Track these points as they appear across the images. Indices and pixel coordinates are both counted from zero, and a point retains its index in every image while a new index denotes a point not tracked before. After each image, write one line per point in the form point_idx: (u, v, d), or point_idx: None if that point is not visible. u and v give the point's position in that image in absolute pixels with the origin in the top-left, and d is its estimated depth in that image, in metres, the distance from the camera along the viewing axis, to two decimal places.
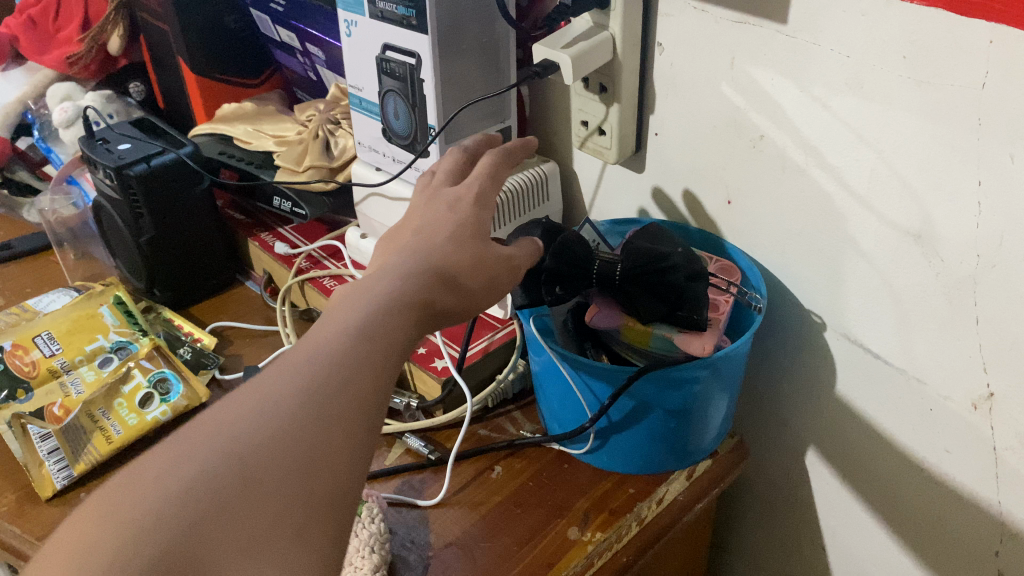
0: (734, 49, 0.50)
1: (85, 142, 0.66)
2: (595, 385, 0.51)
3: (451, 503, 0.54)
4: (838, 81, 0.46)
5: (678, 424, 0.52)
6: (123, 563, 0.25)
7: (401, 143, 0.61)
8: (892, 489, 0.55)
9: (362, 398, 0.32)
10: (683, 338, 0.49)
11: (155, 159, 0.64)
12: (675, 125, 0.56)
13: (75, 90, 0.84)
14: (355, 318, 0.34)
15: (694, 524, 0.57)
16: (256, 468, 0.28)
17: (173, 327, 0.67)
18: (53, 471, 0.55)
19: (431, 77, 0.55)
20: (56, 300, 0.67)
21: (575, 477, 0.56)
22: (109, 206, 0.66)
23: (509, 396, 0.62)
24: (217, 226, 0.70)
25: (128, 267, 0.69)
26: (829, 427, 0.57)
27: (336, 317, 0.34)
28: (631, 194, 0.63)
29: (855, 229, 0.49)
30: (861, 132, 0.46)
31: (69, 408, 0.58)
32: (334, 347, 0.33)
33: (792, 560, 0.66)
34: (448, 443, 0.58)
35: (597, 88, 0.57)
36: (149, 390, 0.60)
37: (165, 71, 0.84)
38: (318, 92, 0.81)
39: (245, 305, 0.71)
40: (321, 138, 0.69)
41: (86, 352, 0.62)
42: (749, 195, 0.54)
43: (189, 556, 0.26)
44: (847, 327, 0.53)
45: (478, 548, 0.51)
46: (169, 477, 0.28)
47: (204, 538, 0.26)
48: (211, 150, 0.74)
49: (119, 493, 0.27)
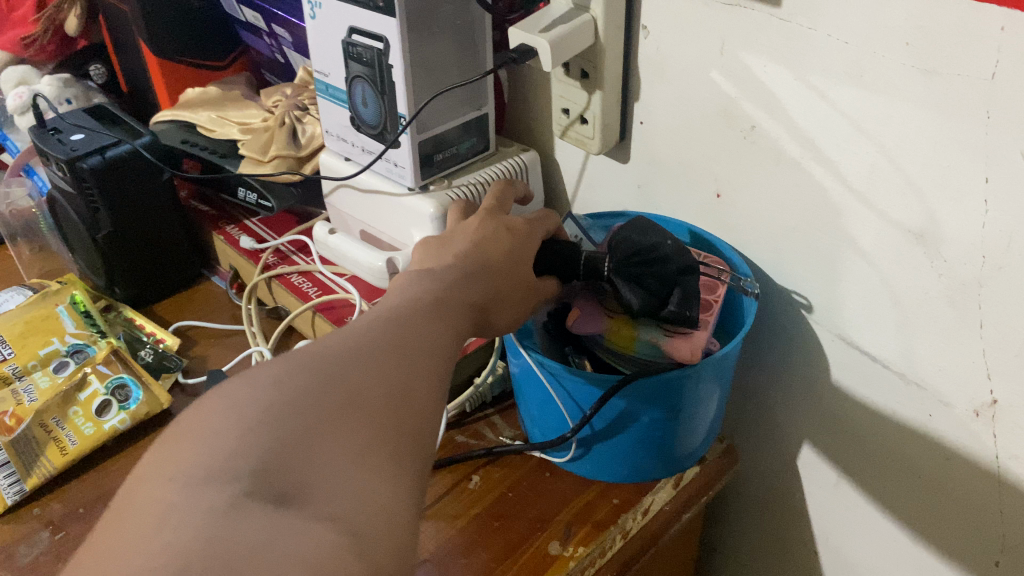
0: (725, 33, 0.47)
1: (35, 132, 0.62)
2: (576, 393, 0.48)
3: (426, 516, 0.51)
4: (836, 69, 0.43)
5: (665, 432, 0.49)
6: (232, 461, 0.24)
7: (371, 133, 0.58)
8: (889, 495, 0.52)
9: (426, 360, 0.31)
10: (671, 342, 0.46)
11: (111, 150, 0.60)
12: (661, 113, 0.53)
13: (30, 74, 0.79)
14: (420, 299, 0.35)
15: (682, 534, 0.54)
16: (358, 389, 0.28)
17: (135, 327, 0.64)
18: (3, 487, 0.51)
19: (400, 62, 0.52)
20: (8, 301, 0.63)
21: (557, 487, 0.53)
22: (63, 199, 0.62)
23: (488, 399, 0.59)
24: (180, 220, 0.67)
25: (87, 263, 0.66)
26: (822, 431, 0.55)
27: (385, 303, 0.34)
28: (615, 184, 0.59)
29: (853, 227, 0.46)
30: (859, 124, 0.43)
31: (21, 416, 0.54)
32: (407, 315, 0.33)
33: (782, 564, 0.63)
34: (423, 451, 0.56)
35: (579, 74, 0.53)
36: (107, 396, 0.56)
37: (126, 53, 0.80)
38: (286, 76, 0.77)
39: (211, 301, 0.67)
40: (287, 125, 0.65)
41: (40, 356, 0.58)
42: (740, 189, 0.51)
43: (305, 443, 0.25)
44: (843, 328, 0.50)
45: (455, 564, 0.48)
46: (269, 388, 0.27)
47: (318, 434, 0.26)
48: (173, 138, 0.70)
49: (191, 426, 0.26)
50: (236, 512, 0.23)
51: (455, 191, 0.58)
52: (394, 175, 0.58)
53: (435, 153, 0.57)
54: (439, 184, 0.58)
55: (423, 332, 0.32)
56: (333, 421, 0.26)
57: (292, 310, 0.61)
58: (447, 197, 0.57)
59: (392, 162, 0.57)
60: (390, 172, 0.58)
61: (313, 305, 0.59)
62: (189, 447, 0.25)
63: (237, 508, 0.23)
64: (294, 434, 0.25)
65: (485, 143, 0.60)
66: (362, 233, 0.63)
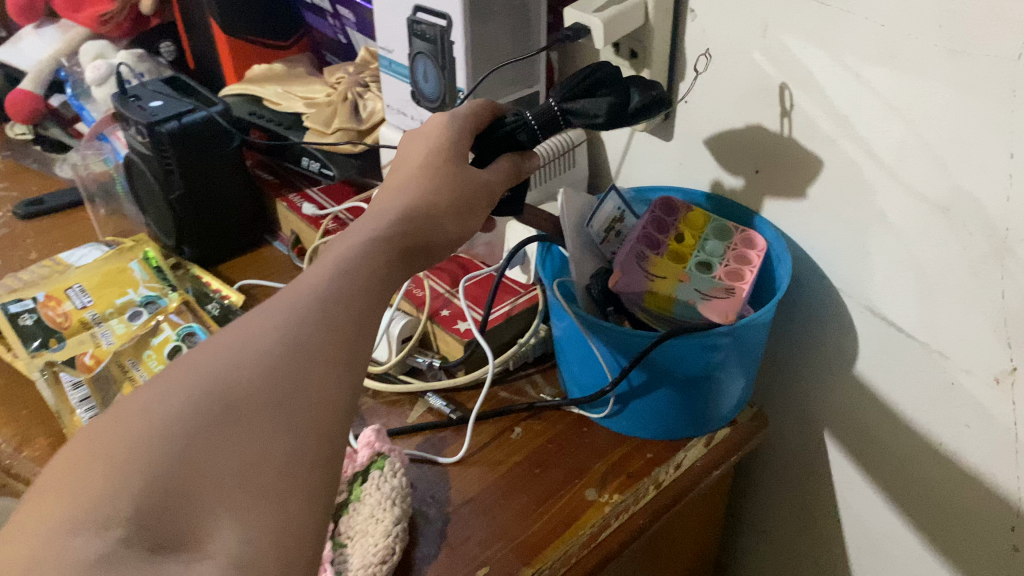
0: (768, 16, 0.50)
1: (118, 98, 0.67)
2: (616, 349, 0.51)
3: (471, 461, 0.55)
4: (871, 50, 0.46)
5: (698, 391, 0.53)
6: (106, 502, 0.25)
7: (429, 106, 0.62)
8: (909, 462, 0.55)
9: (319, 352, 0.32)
10: (708, 305, 0.50)
11: (188, 116, 0.65)
12: (704, 93, 0.56)
13: (107, 49, 0.85)
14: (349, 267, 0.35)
15: (711, 491, 0.57)
16: (241, 401, 0.29)
17: (202, 284, 0.68)
18: (83, 418, 0.55)
19: (461, 39, 0.56)
20: (88, 254, 0.69)
21: (593, 440, 0.56)
22: (140, 162, 0.67)
23: (529, 360, 0.63)
24: (246, 186, 0.71)
25: (159, 224, 0.70)
26: (847, 400, 0.57)
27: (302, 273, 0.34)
28: (658, 162, 0.63)
29: (882, 201, 0.49)
30: (892, 102, 0.46)
31: (99, 357, 0.59)
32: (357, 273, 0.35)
33: (804, 533, 0.66)
34: (469, 404, 0.59)
35: (628, 54, 0.57)
36: (177, 343, 0.60)
37: (196, 32, 0.85)
38: (347, 56, 0.81)
39: (272, 263, 0.72)
40: (349, 100, 0.70)
41: (116, 305, 0.63)
42: (778, 165, 0.54)
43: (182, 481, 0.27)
44: (870, 299, 0.53)
45: (497, 504, 0.52)
46: (142, 418, 0.28)
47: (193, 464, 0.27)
48: (241, 111, 0.74)
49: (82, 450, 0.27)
50: (107, 563, 0.24)
51: None
52: None
53: None
54: None
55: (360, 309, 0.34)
56: (219, 436, 0.28)
57: None
58: None
59: None
60: None
61: None
62: (69, 489, 0.26)
63: (109, 558, 0.24)
64: (183, 450, 0.27)
65: None
66: None
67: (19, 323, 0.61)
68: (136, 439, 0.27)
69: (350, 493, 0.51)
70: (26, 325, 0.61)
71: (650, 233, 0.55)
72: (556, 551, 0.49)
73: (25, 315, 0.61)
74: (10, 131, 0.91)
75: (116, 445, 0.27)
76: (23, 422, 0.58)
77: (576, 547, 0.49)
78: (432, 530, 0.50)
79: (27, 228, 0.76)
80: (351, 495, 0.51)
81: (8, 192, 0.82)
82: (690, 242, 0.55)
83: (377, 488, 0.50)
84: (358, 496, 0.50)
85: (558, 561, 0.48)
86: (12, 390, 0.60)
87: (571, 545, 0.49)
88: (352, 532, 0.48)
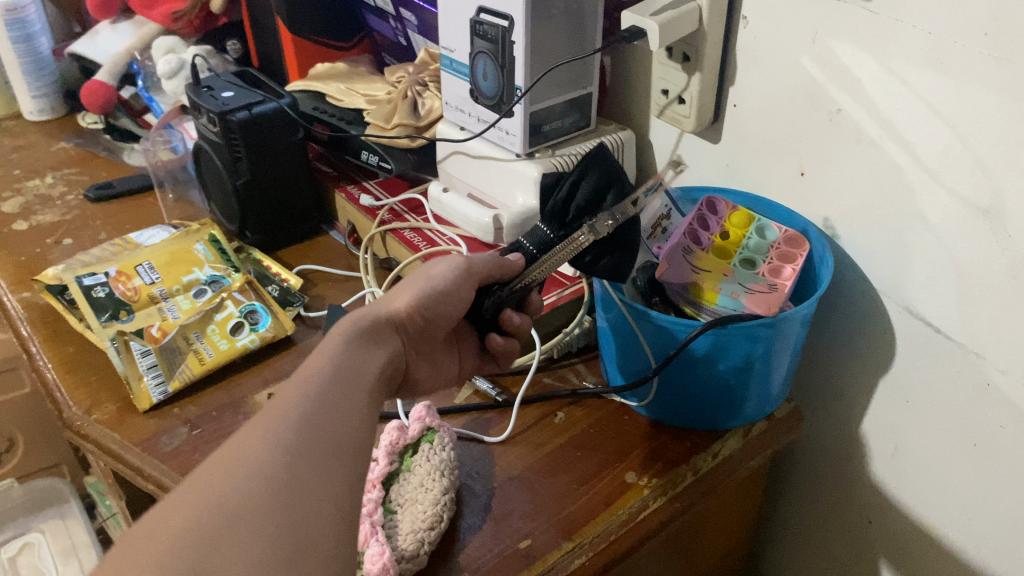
0: (818, 23, 0.52)
1: (192, 88, 0.71)
2: (659, 337, 0.53)
3: (515, 441, 0.57)
4: (918, 57, 0.48)
5: (738, 382, 0.54)
6: None
7: (487, 104, 0.65)
8: (943, 462, 0.56)
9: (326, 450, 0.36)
10: (751, 298, 0.52)
11: (257, 107, 0.69)
12: (753, 97, 0.59)
13: (178, 45, 0.90)
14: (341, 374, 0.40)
15: (746, 481, 0.59)
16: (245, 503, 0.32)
17: (263, 267, 0.71)
18: (150, 386, 0.59)
19: (522, 39, 0.58)
20: (156, 235, 0.72)
21: (633, 427, 0.58)
22: (210, 149, 0.71)
23: (573, 350, 0.65)
24: (307, 176, 0.75)
25: (224, 209, 0.74)
26: (883, 399, 0.59)
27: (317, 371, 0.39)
28: (705, 164, 0.65)
29: (924, 204, 0.50)
30: (936, 106, 0.48)
31: (166, 330, 0.62)
32: (345, 378, 0.40)
33: (837, 535, 0.67)
34: (514, 388, 0.62)
35: (681, 57, 0.60)
36: (240, 319, 0.64)
37: (263, 31, 0.89)
38: (405, 57, 0.85)
39: (328, 251, 0.75)
40: (409, 98, 0.73)
41: (183, 282, 0.66)
42: (823, 168, 0.56)
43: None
44: (908, 300, 0.54)
45: (540, 482, 0.54)
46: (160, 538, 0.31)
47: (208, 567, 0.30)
48: (306, 106, 0.80)
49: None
50: None
51: (558, 159, 0.64)
52: (504, 142, 0.65)
53: (543, 125, 0.64)
54: (543, 153, 0.65)
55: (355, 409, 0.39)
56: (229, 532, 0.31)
57: (403, 261, 0.68)
58: (551, 164, 0.63)
59: (504, 131, 0.64)
60: (501, 140, 0.65)
61: (421, 256, 0.66)
62: None
63: None
64: (204, 544, 0.31)
65: (587, 121, 0.67)
66: (469, 195, 0.70)
67: (91, 294, 0.64)
68: (158, 546, 0.30)
69: (401, 464, 0.54)
70: (98, 297, 0.64)
71: (696, 228, 0.57)
72: (595, 528, 0.51)
73: (97, 287, 0.64)
74: (85, 122, 1.00)
75: (139, 555, 0.30)
76: (93, 387, 0.61)
77: (615, 525, 0.51)
78: (477, 503, 0.53)
79: (99, 210, 0.81)
80: (402, 466, 0.54)
81: (79, 177, 0.88)
82: (735, 239, 0.56)
83: (426, 459, 0.53)
84: (409, 466, 0.53)
85: (598, 538, 0.50)
86: (84, 358, 0.64)
87: (610, 523, 0.51)
88: (402, 499, 0.51)
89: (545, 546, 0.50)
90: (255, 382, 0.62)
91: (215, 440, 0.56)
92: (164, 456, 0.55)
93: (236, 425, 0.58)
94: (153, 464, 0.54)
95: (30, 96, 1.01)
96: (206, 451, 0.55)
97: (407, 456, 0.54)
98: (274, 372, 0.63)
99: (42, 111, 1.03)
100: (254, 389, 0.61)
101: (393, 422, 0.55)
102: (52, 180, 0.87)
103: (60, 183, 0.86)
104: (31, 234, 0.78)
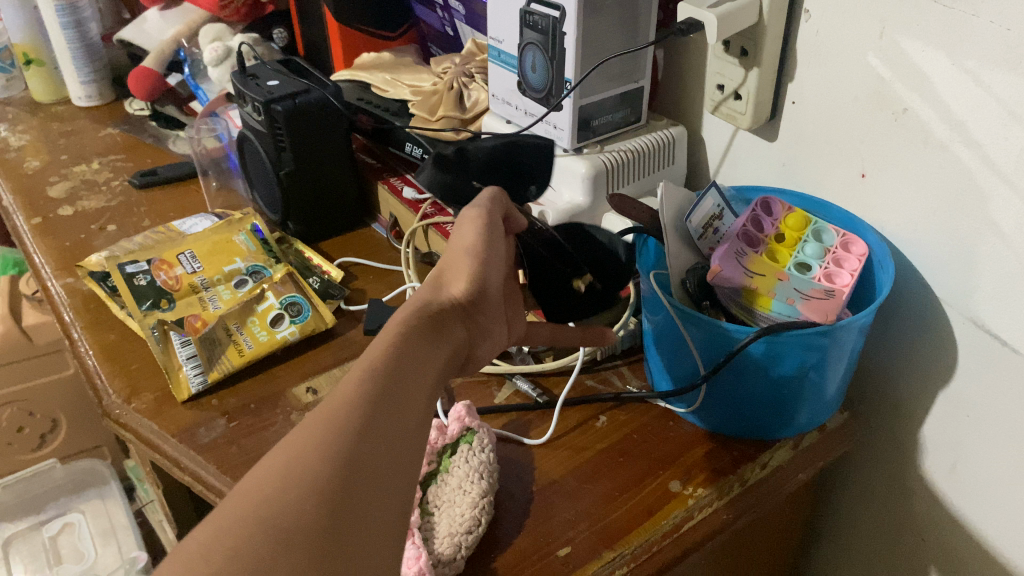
0: (886, 17, 0.50)
1: (238, 77, 0.71)
2: (710, 344, 0.51)
3: (556, 445, 0.56)
4: (994, 56, 0.45)
5: (790, 391, 0.52)
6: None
7: (536, 97, 0.64)
8: (1004, 482, 0.53)
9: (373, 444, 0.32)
10: (807, 305, 0.50)
11: (301, 97, 0.68)
12: (814, 94, 0.56)
13: (225, 32, 0.91)
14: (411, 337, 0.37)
15: (794, 494, 0.57)
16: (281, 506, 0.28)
17: (305, 259, 0.71)
18: (189, 376, 0.58)
19: (574, 30, 0.57)
20: (198, 224, 0.72)
21: (678, 433, 0.56)
22: (254, 138, 0.71)
23: (617, 352, 0.64)
24: (350, 167, 0.74)
25: (267, 199, 0.74)
26: (942, 414, 0.56)
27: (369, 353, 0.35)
28: (760, 163, 0.63)
29: (996, 210, 0.47)
30: (1012, 107, 0.45)
31: (206, 320, 0.62)
32: (394, 334, 0.37)
33: (886, 550, 0.65)
34: (555, 390, 0.61)
35: (738, 52, 0.58)
36: (281, 311, 0.63)
37: (309, 19, 0.90)
38: (452, 48, 0.85)
39: (371, 245, 0.75)
40: (455, 90, 0.73)
41: (224, 272, 0.66)
42: (885, 170, 0.53)
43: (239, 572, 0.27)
44: (974, 311, 0.51)
45: (581, 489, 0.52)
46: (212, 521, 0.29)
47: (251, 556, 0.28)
48: (350, 96, 0.80)
49: None
50: None
51: (607, 155, 0.63)
52: (552, 137, 0.64)
53: (593, 120, 0.62)
54: (592, 148, 0.63)
55: (423, 387, 0.36)
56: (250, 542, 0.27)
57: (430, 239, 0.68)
58: (600, 160, 0.62)
59: (552, 125, 0.63)
60: (549, 134, 0.64)
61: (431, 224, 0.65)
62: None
63: None
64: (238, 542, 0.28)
65: (638, 116, 0.65)
66: None
67: (133, 282, 0.63)
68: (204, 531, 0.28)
69: (440, 464, 0.53)
70: (140, 285, 0.63)
71: (750, 231, 0.54)
72: (636, 538, 0.49)
73: (139, 276, 0.64)
74: (132, 109, 1.01)
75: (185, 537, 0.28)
76: (133, 375, 0.61)
77: (658, 536, 0.49)
78: (516, 507, 0.51)
79: (143, 196, 0.82)
80: (441, 467, 0.53)
81: (125, 163, 0.88)
82: (790, 243, 0.54)
83: (465, 461, 0.51)
84: (447, 467, 0.52)
85: (639, 548, 0.49)
86: (124, 345, 0.64)
87: (654, 534, 0.50)
88: (439, 501, 0.50)
89: (585, 556, 0.48)
90: (295, 374, 0.61)
91: (252, 433, 0.55)
92: (202, 448, 0.54)
93: (274, 418, 0.57)
94: (190, 455, 0.54)
95: (79, 82, 1.02)
96: (242, 444, 0.55)
97: (445, 456, 0.53)
98: (314, 365, 0.62)
99: (90, 97, 1.03)
100: (293, 382, 0.60)
101: (433, 421, 0.54)
102: (98, 166, 0.87)
103: (106, 169, 0.87)
104: (77, 219, 0.78)
